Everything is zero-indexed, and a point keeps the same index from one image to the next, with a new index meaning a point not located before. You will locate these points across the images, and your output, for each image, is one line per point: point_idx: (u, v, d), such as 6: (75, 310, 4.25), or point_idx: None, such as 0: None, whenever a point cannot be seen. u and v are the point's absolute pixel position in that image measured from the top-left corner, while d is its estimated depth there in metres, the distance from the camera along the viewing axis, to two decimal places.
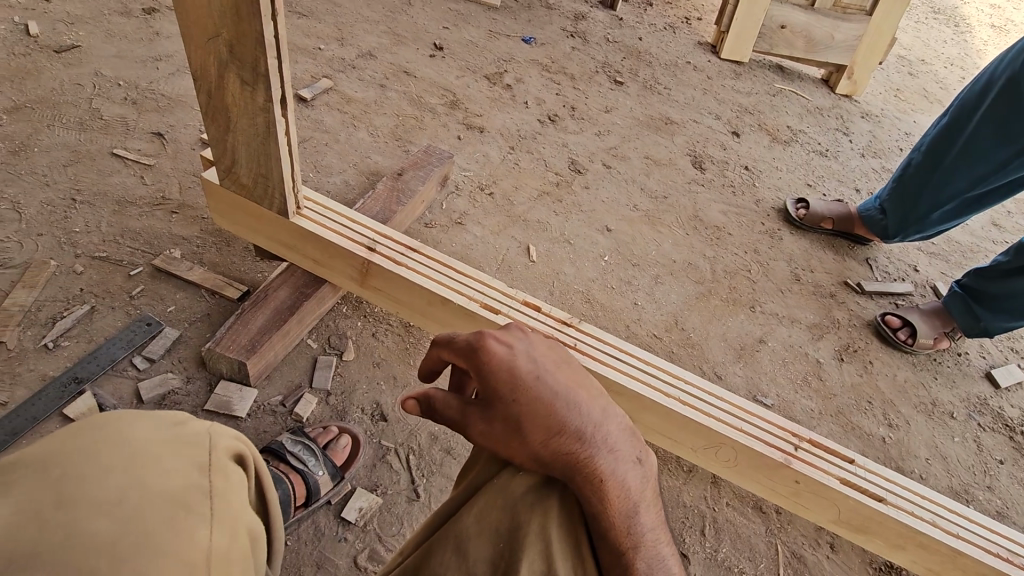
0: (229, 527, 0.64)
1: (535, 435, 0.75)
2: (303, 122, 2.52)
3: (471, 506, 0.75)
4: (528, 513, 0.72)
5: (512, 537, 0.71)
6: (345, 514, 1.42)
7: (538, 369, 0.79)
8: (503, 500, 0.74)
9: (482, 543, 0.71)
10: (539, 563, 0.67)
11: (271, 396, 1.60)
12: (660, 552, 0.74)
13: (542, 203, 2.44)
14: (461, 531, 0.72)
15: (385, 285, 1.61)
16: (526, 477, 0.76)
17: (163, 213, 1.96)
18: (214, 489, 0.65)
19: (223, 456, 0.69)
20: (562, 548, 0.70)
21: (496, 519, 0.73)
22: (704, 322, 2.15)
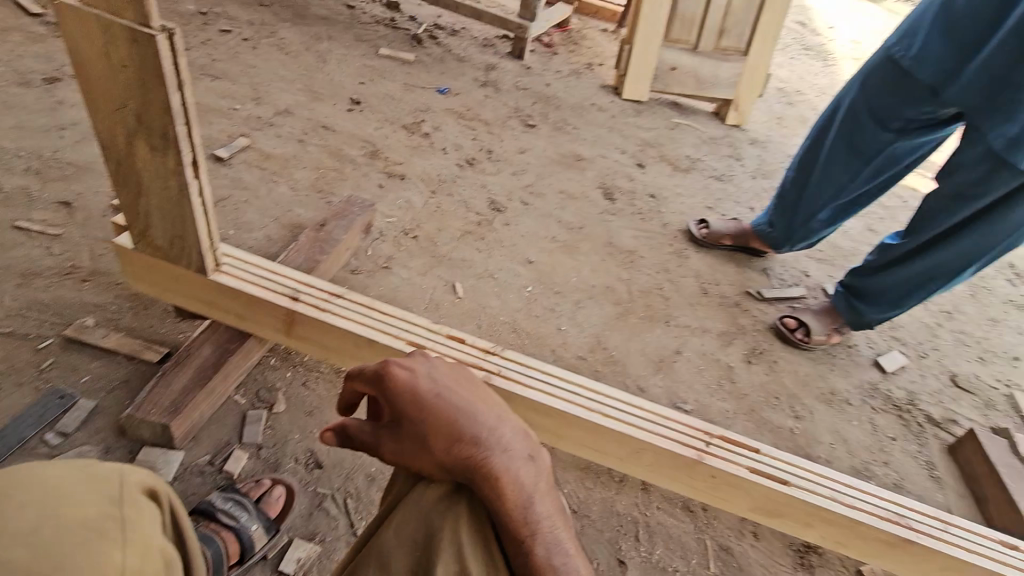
0: (142, 551, 0.69)
1: (438, 446, 0.82)
2: (221, 181, 2.54)
3: (389, 522, 0.82)
4: (440, 519, 0.80)
5: (427, 545, 0.78)
6: (282, 567, 1.41)
7: (439, 386, 0.88)
8: (416, 511, 0.82)
9: (401, 554, 0.78)
10: (452, 563, 0.76)
11: (198, 457, 1.58)
12: (558, 538, 0.82)
13: (466, 242, 2.55)
14: (381, 546, 0.79)
15: (309, 332, 1.64)
16: (437, 487, 0.84)
17: (73, 282, 1.91)
18: (127, 519, 0.70)
19: (137, 490, 0.75)
20: (472, 546, 0.79)
21: (412, 530, 0.80)
22: (625, 340, 2.30)
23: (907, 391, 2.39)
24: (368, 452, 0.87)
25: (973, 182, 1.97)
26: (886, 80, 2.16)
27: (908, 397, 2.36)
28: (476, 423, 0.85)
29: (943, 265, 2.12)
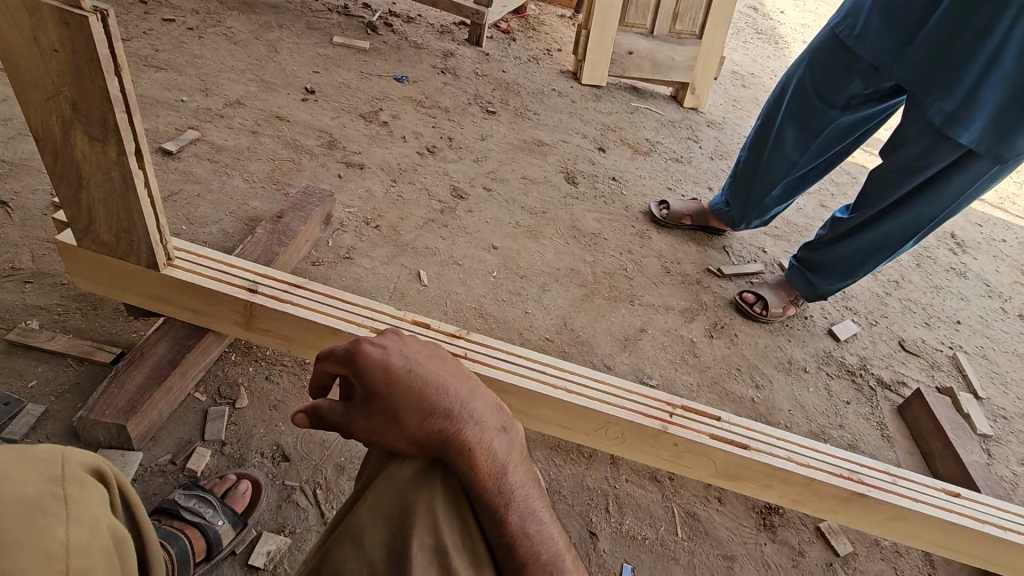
0: (87, 528, 0.65)
1: (410, 420, 0.82)
2: (171, 175, 2.45)
3: (363, 500, 0.81)
4: (415, 494, 0.80)
5: (402, 519, 0.78)
6: (252, 561, 1.39)
7: (409, 362, 0.87)
8: (391, 487, 0.81)
9: (376, 529, 0.77)
10: (428, 536, 0.76)
11: (158, 457, 1.53)
12: (530, 506, 0.84)
13: (429, 230, 2.53)
14: (355, 524, 0.78)
15: (270, 324, 1.61)
16: (411, 463, 0.84)
17: (14, 284, 1.82)
18: (69, 495, 0.65)
19: (77, 467, 0.70)
20: (448, 518, 0.79)
21: (386, 505, 0.80)
22: (590, 321, 2.33)
23: (859, 357, 2.50)
24: (339, 431, 0.86)
25: (916, 156, 2.04)
26: (834, 58, 2.22)
27: (860, 362, 2.47)
28: (448, 396, 0.86)
29: (892, 234, 2.21)
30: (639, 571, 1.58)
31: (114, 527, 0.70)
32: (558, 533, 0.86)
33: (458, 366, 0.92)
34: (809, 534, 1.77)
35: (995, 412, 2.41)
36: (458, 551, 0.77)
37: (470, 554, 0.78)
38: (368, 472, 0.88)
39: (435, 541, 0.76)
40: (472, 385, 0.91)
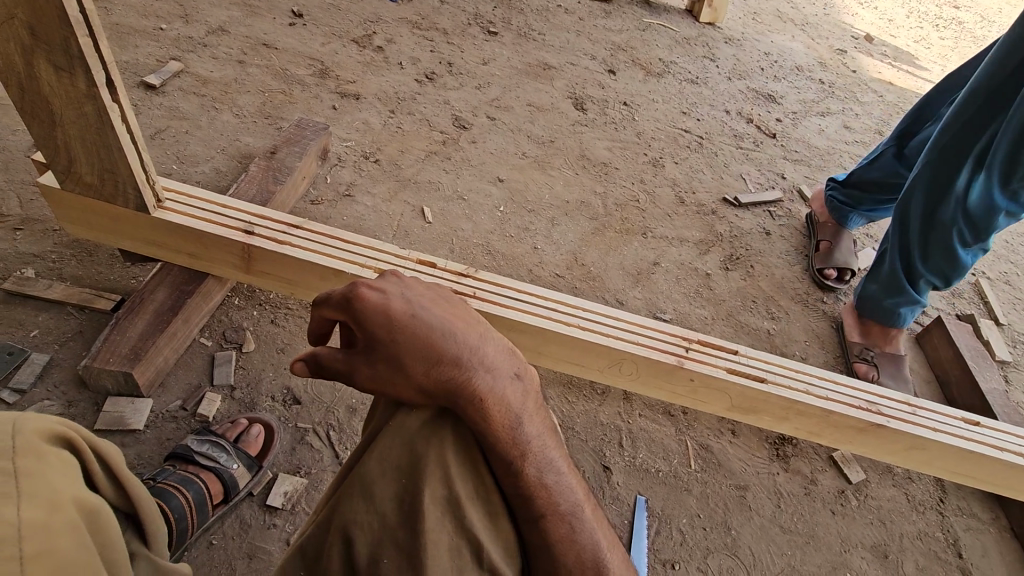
0: (46, 504, 0.62)
1: (416, 367, 0.77)
2: (156, 111, 2.31)
3: (370, 451, 0.77)
4: (424, 444, 0.76)
5: (413, 471, 0.75)
6: (269, 502, 1.41)
7: (413, 307, 0.82)
8: (401, 437, 0.77)
9: (387, 482, 0.74)
10: (441, 487, 0.74)
11: (168, 402, 1.53)
12: (547, 456, 0.82)
13: (432, 163, 2.41)
14: (365, 476, 0.74)
15: (270, 267, 1.55)
16: (419, 413, 0.79)
17: (5, 232, 1.75)
18: (23, 471, 0.61)
19: (33, 438, 0.66)
20: (462, 470, 0.77)
21: (395, 457, 0.75)
22: (601, 255, 2.25)
23: None
24: (343, 381, 0.81)
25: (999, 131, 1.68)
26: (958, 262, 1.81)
27: None
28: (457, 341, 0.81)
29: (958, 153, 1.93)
30: (652, 502, 1.59)
31: (80, 495, 0.67)
32: (577, 481, 0.85)
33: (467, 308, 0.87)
34: (821, 463, 1.77)
35: (1015, 338, 2.36)
36: (473, 503, 0.76)
37: (488, 505, 0.78)
38: (374, 422, 0.84)
39: (449, 494, 0.74)
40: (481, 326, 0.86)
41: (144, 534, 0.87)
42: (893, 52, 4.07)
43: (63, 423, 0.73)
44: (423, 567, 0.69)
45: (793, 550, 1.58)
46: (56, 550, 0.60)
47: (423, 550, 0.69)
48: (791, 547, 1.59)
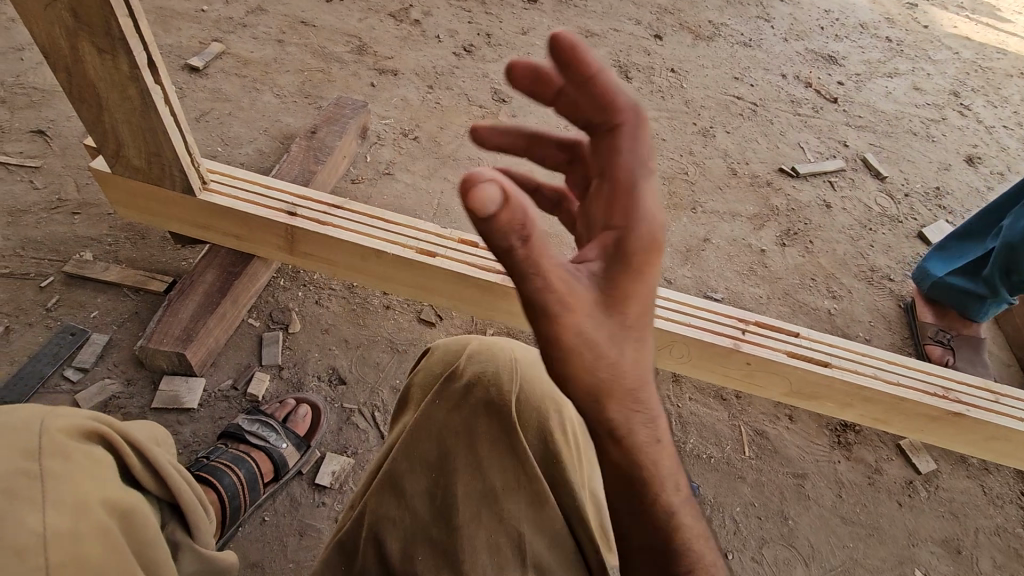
0: (70, 510, 0.62)
1: (604, 326, 0.63)
2: (201, 94, 2.33)
3: (400, 445, 0.78)
4: (454, 441, 0.76)
5: (441, 466, 0.76)
6: (318, 481, 1.43)
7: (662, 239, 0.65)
8: (428, 431, 0.76)
9: (417, 476, 0.75)
10: (474, 483, 0.75)
11: (220, 382, 1.56)
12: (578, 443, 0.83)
13: (471, 139, 2.35)
14: (393, 473, 0.75)
15: (314, 248, 1.54)
16: (445, 403, 0.77)
17: (64, 216, 1.81)
18: (48, 475, 0.63)
19: (60, 439, 0.67)
20: (495, 460, 0.75)
21: (423, 452, 0.76)
22: None
23: None
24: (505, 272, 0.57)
25: None
26: None
27: None
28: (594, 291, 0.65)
29: None
30: (704, 489, 1.53)
31: (113, 496, 0.68)
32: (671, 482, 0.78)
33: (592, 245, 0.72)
34: (887, 451, 1.66)
35: None
36: (512, 493, 0.75)
37: (529, 493, 0.75)
38: (408, 412, 0.84)
39: (482, 487, 0.74)
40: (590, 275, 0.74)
41: (189, 528, 0.84)
42: (971, 3, 3.70)
43: (94, 420, 0.74)
44: (460, 563, 0.71)
45: (855, 542, 1.50)
46: (81, 557, 0.60)
47: (458, 545, 0.72)
48: (853, 539, 1.51)
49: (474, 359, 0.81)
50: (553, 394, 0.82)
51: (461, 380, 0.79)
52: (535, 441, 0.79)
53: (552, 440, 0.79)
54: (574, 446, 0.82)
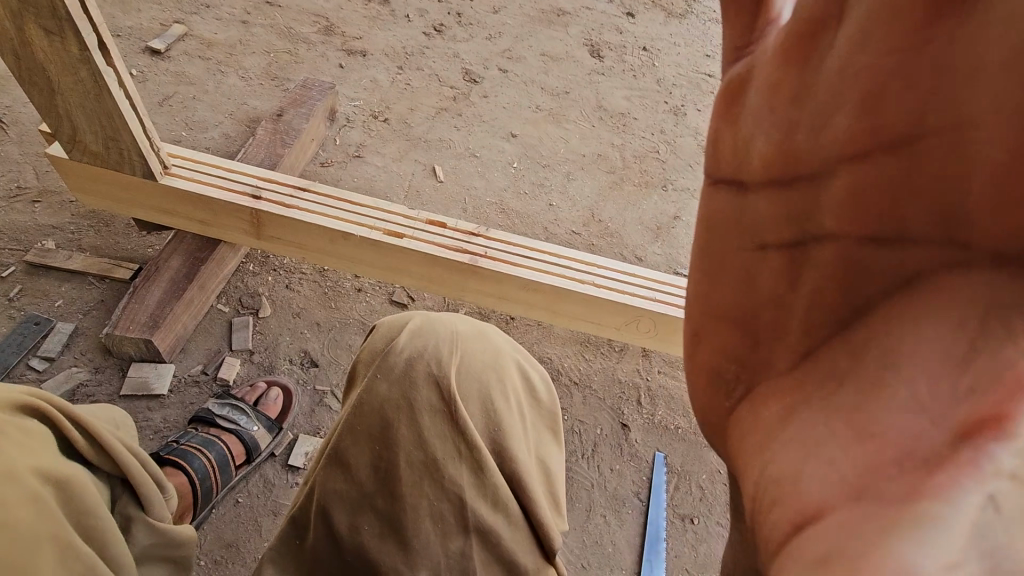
0: None
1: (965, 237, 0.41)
2: (164, 78, 2.28)
3: (344, 420, 0.76)
4: (395, 413, 0.75)
5: (385, 437, 0.74)
6: (292, 462, 1.45)
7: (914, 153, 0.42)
8: (369, 405, 0.75)
9: (361, 449, 0.74)
10: (417, 451, 0.73)
11: (190, 367, 1.56)
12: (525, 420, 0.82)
13: (442, 120, 2.34)
14: (337, 449, 0.75)
15: (280, 231, 1.53)
16: (387, 377, 0.77)
17: (23, 204, 1.78)
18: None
19: None
20: (436, 430, 0.74)
21: (366, 424, 0.75)
22: (619, 210, 2.18)
23: None
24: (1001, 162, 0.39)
25: None
26: None
27: None
28: (824, 312, 0.47)
29: None
30: (671, 458, 1.57)
31: (42, 467, 0.72)
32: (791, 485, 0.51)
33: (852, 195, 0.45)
34: None
35: None
36: (455, 463, 0.73)
37: (473, 461, 0.73)
38: (355, 388, 0.82)
39: (424, 457, 0.73)
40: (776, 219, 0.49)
41: (141, 501, 0.85)
42: None
43: (30, 395, 0.78)
44: (404, 531, 0.72)
45: None
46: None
47: (402, 513, 0.72)
48: None
49: (416, 334, 0.81)
50: (497, 367, 0.82)
51: (400, 356, 0.78)
52: (479, 412, 0.77)
53: (495, 409, 0.78)
54: (520, 419, 0.81)
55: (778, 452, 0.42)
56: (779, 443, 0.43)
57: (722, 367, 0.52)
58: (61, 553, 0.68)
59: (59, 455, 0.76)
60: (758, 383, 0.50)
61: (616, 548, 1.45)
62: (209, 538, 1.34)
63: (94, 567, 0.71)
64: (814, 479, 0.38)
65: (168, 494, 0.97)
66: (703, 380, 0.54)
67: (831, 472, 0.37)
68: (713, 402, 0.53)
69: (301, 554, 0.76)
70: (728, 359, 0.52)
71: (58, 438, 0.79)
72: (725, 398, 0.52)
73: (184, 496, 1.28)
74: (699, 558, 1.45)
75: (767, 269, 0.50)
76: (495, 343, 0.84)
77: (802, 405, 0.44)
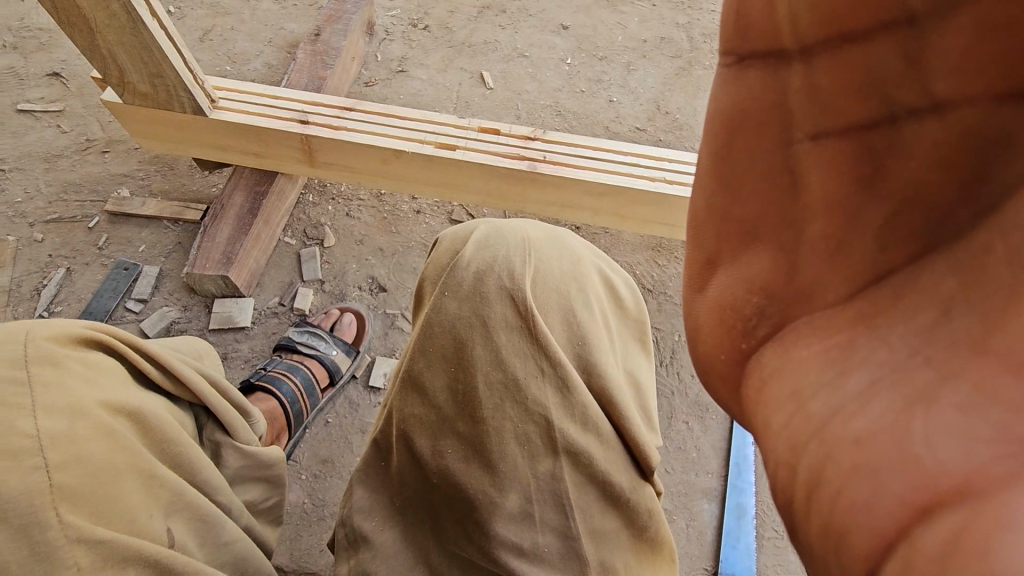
0: (64, 414, 0.66)
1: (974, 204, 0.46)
2: (200, 11, 2.22)
3: (414, 344, 0.72)
4: (470, 332, 0.69)
5: (460, 358, 0.69)
6: (373, 383, 1.50)
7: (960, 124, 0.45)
8: (441, 324, 0.70)
9: (436, 372, 0.69)
10: (496, 372, 0.67)
11: (268, 300, 1.62)
12: (606, 332, 0.75)
13: (486, 20, 2.15)
14: (412, 373, 0.70)
15: (333, 157, 1.48)
16: (456, 295, 0.70)
17: (95, 156, 1.84)
18: (37, 381, 0.65)
19: (50, 349, 0.69)
20: (514, 347, 0.68)
21: (439, 344, 0.70)
22: (689, 99, 1.96)
23: None
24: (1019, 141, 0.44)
25: None
26: None
27: None
28: (895, 240, 0.49)
29: None
30: None
31: (111, 399, 0.72)
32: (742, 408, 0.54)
33: (933, 142, 0.47)
34: None
35: None
36: (537, 381, 0.67)
37: (557, 379, 0.67)
38: (423, 309, 0.77)
39: (504, 377, 0.67)
40: (843, 108, 0.49)
41: (226, 426, 0.89)
42: None
43: (89, 329, 0.77)
44: (489, 454, 0.66)
45: None
46: (80, 456, 0.65)
47: (486, 437, 0.67)
48: None
49: (482, 245, 0.74)
50: (571, 274, 0.75)
51: (468, 270, 0.71)
52: (558, 323, 0.71)
53: (577, 320, 0.72)
54: (601, 327, 0.75)
55: (858, 415, 0.42)
56: (852, 405, 0.43)
57: (742, 301, 0.54)
58: (146, 477, 0.71)
59: (131, 386, 0.77)
60: (782, 323, 0.52)
61: (701, 454, 1.41)
62: (306, 456, 1.43)
63: (180, 493, 0.74)
64: (939, 449, 0.37)
65: (255, 418, 1.00)
66: (713, 319, 0.56)
67: (956, 445, 0.36)
68: (722, 346, 0.55)
69: (388, 476, 0.74)
70: (750, 297, 0.54)
71: (129, 371, 0.80)
72: (740, 340, 0.54)
73: (279, 418, 1.35)
74: None
75: (817, 172, 0.51)
76: (569, 248, 0.78)
77: (861, 339, 0.47)
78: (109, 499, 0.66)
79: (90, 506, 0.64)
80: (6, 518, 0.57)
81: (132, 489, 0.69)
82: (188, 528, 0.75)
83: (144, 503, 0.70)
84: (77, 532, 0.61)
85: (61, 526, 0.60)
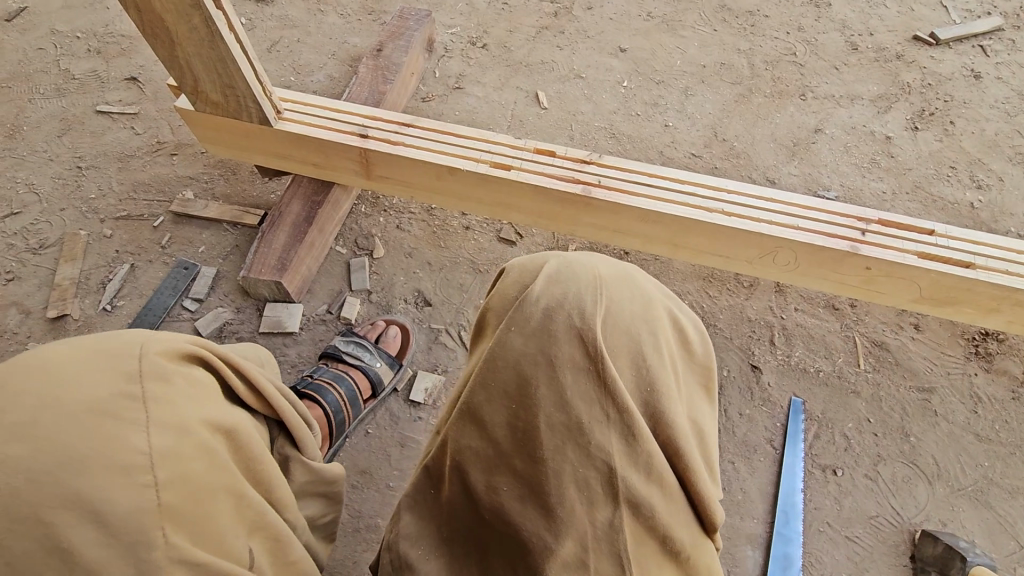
0: (174, 432, 0.68)
1: None
2: (269, 22, 2.31)
3: (475, 376, 0.71)
4: (534, 370, 0.67)
5: (522, 396, 0.67)
6: (414, 397, 1.51)
7: None
8: (505, 359, 0.69)
9: (496, 407, 0.68)
10: (558, 413, 0.66)
11: (317, 307, 1.65)
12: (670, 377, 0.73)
13: (543, 40, 2.16)
14: (471, 405, 0.70)
15: (389, 171, 1.51)
16: (522, 330, 0.69)
17: (164, 158, 1.92)
18: (150, 396, 0.67)
19: (161, 364, 0.71)
20: (580, 390, 0.66)
21: (501, 380, 0.68)
22: (748, 126, 1.92)
23: None
24: None
25: None
26: None
27: None
28: None
29: None
30: (810, 404, 1.43)
31: (211, 416, 0.73)
32: None
33: None
34: None
35: None
36: (601, 425, 0.66)
37: (623, 426, 0.66)
38: (486, 340, 0.77)
39: (566, 419, 0.65)
40: None
41: (296, 442, 0.90)
42: None
43: (192, 343, 0.78)
44: (546, 496, 0.64)
45: (991, 461, 1.36)
46: (183, 475, 0.66)
47: (544, 479, 0.65)
48: (990, 458, 1.36)
49: (552, 280, 0.73)
50: (641, 316, 0.73)
51: (537, 306, 0.70)
52: (625, 366, 0.69)
53: (645, 364, 0.70)
54: (667, 371, 0.73)
55: None
56: None
57: None
58: (237, 497, 0.73)
59: (225, 401, 0.79)
60: None
61: (747, 497, 1.35)
62: (345, 466, 1.44)
63: (262, 512, 0.76)
64: None
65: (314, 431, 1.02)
66: None
67: None
68: None
69: (438, 504, 0.74)
70: None
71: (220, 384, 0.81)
72: None
73: (323, 426, 1.37)
74: (843, 513, 1.32)
75: None
76: (637, 287, 0.76)
77: None
78: (207, 519, 0.68)
79: (191, 524, 0.66)
80: (117, 533, 0.60)
81: (223, 508, 0.71)
82: (264, 550, 0.77)
83: (233, 523, 0.72)
84: (179, 552, 0.63)
85: (165, 546, 0.62)
